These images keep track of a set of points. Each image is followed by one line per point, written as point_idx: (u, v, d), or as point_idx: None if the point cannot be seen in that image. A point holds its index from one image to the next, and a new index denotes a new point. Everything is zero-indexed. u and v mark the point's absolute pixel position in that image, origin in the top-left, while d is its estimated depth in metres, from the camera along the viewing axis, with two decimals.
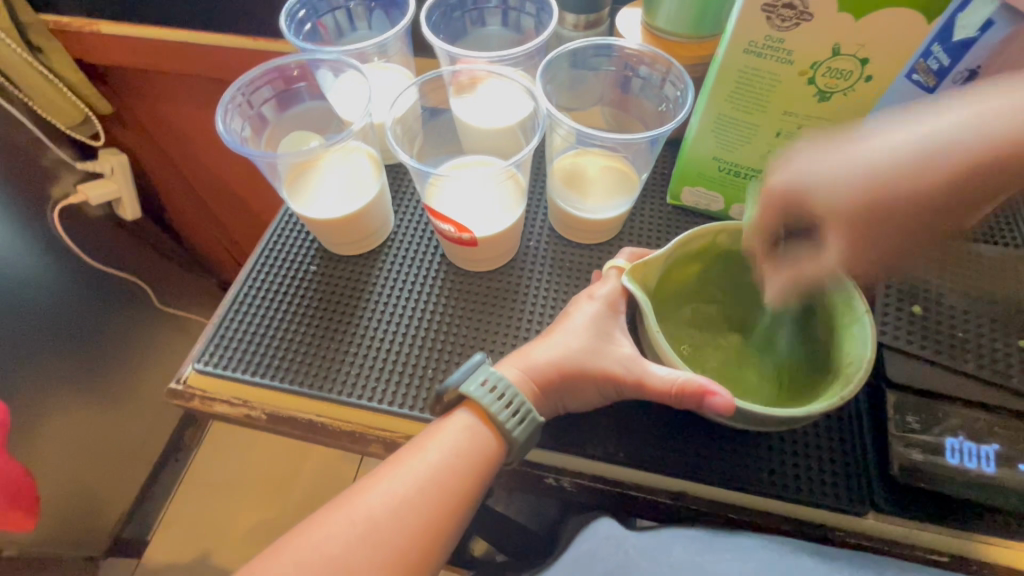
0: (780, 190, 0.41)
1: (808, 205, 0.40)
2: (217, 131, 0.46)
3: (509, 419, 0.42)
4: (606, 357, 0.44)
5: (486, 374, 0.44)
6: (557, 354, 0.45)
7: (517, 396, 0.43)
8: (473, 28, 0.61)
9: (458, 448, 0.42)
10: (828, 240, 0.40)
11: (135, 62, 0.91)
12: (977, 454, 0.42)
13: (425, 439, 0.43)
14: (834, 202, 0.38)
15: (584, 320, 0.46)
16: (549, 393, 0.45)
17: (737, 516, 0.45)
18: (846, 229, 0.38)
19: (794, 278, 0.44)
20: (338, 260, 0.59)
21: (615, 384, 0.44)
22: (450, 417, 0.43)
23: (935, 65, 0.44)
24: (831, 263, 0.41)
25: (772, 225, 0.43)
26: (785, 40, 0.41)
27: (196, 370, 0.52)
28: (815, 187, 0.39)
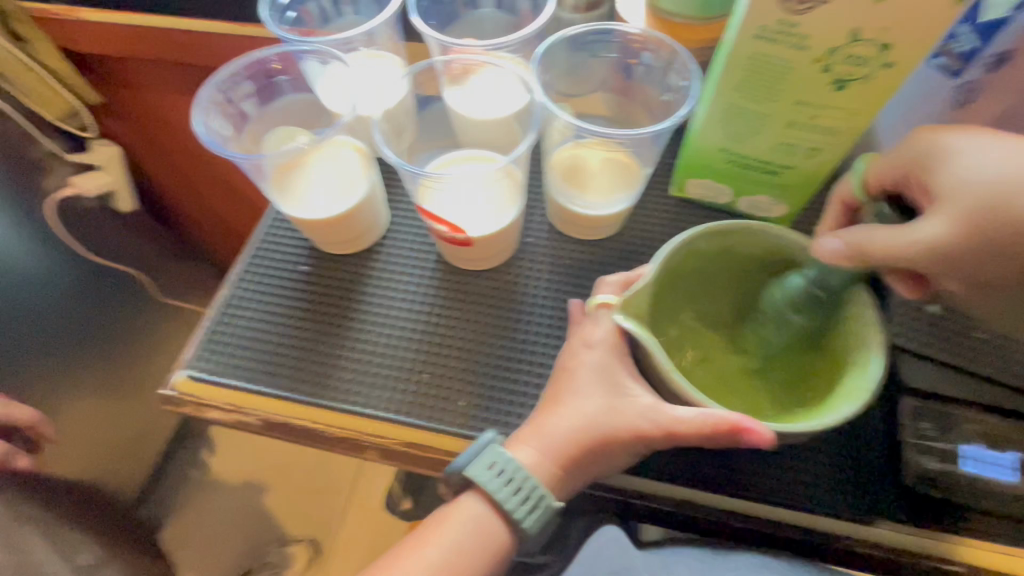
0: (924, 143, 0.36)
1: (940, 167, 0.35)
2: (196, 132, 0.44)
3: (520, 506, 0.41)
4: (626, 415, 0.41)
5: (493, 457, 0.41)
6: (571, 423, 0.42)
7: (528, 481, 0.41)
8: (466, 11, 0.57)
9: (469, 543, 0.40)
10: (931, 219, 0.34)
11: (120, 50, 0.87)
12: (996, 462, 0.40)
13: (431, 529, 0.42)
14: (965, 181, 0.34)
15: (587, 370, 0.43)
16: (574, 466, 0.42)
17: (742, 523, 0.44)
18: (961, 206, 0.33)
19: (857, 247, 0.37)
20: (331, 260, 0.57)
21: (643, 441, 0.41)
22: (460, 504, 0.42)
23: (962, 48, 0.41)
24: (921, 245, 0.34)
25: (889, 183, 0.39)
26: (800, 24, 0.38)
27: (188, 377, 0.51)
28: (964, 155, 0.34)
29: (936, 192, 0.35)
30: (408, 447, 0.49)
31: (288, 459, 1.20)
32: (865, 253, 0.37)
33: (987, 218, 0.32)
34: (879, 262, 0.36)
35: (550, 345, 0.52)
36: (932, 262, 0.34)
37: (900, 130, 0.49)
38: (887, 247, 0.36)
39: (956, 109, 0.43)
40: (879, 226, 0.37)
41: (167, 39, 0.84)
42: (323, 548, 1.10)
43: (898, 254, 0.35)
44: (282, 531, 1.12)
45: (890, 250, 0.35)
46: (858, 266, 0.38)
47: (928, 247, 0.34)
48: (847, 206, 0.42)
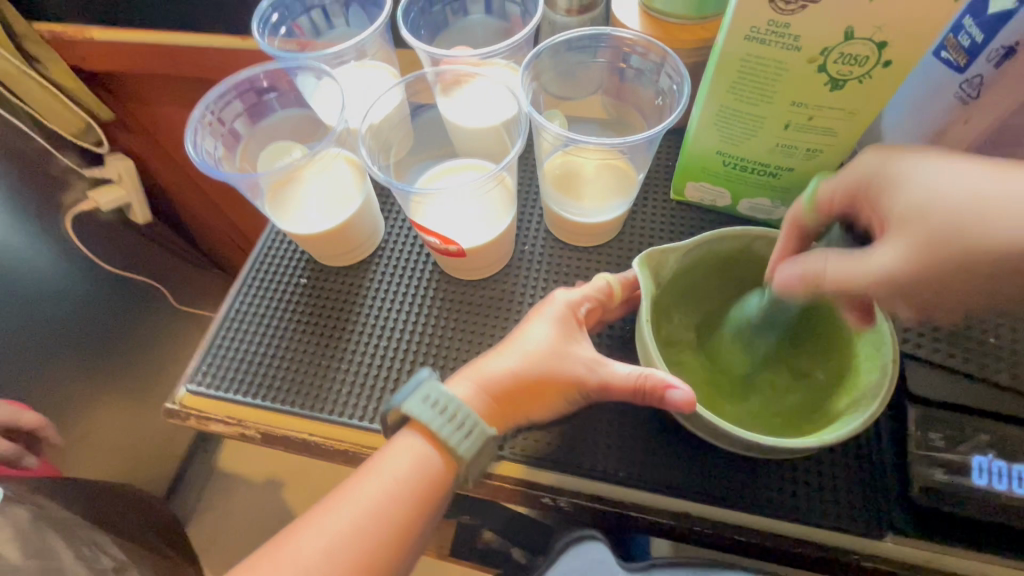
0: (878, 164, 0.34)
1: (882, 198, 0.34)
2: (188, 154, 0.45)
3: (455, 435, 0.40)
4: (568, 360, 0.44)
5: (430, 390, 0.42)
6: (516, 361, 0.43)
7: (465, 413, 0.41)
8: (455, 19, 0.57)
9: (403, 472, 0.40)
10: (884, 246, 0.32)
11: (128, 66, 0.89)
12: (1009, 474, 0.38)
13: (370, 462, 0.42)
14: (926, 205, 0.31)
15: (547, 321, 0.45)
16: (506, 409, 0.43)
17: (744, 538, 0.43)
18: (918, 238, 0.31)
19: (809, 276, 0.36)
20: (328, 271, 0.58)
21: (576, 385, 0.44)
22: (396, 439, 0.42)
23: (966, 42, 0.40)
24: (866, 276, 0.33)
25: (839, 206, 0.37)
26: (791, 24, 0.36)
27: (189, 391, 0.52)
28: (913, 185, 0.32)
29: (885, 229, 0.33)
30: None
31: (303, 461, 1.21)
32: (818, 282, 0.35)
33: (938, 253, 0.30)
34: (827, 290, 0.35)
35: None
36: (885, 289, 0.32)
37: (906, 127, 0.47)
38: (840, 276, 0.34)
39: (961, 106, 0.41)
40: (834, 250, 0.36)
41: (173, 55, 0.86)
42: None
43: (850, 283, 0.33)
44: None
45: (845, 280, 0.34)
46: (819, 290, 0.36)
47: (875, 277, 0.32)
48: (797, 230, 0.40)
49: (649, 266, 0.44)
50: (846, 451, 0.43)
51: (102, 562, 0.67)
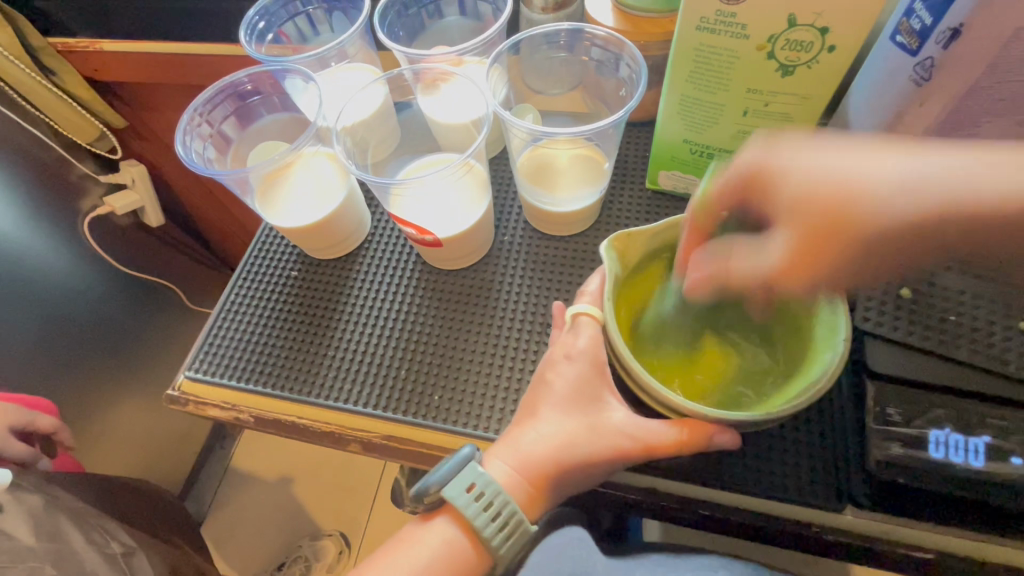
0: (760, 161, 0.35)
1: (770, 191, 0.34)
2: (177, 153, 0.48)
3: (492, 530, 0.41)
4: (602, 429, 0.42)
5: (469, 477, 0.42)
6: (551, 439, 0.42)
7: (503, 505, 0.41)
8: (432, 22, 0.60)
9: (440, 561, 0.42)
10: (777, 234, 0.34)
11: (137, 75, 0.93)
12: (965, 447, 0.39)
13: (408, 541, 0.43)
14: (802, 197, 0.32)
15: (568, 386, 0.43)
16: (550, 482, 0.42)
17: (707, 512, 0.44)
18: (798, 233, 0.33)
19: (718, 273, 0.38)
20: (318, 264, 0.61)
21: (617, 453, 0.41)
22: (432, 522, 0.43)
23: (918, 24, 0.40)
24: (765, 269, 0.34)
25: (732, 200, 0.38)
26: (737, 14, 0.38)
27: (187, 378, 0.55)
28: (793, 171, 0.33)
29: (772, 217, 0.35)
30: (388, 441, 0.51)
31: (314, 456, 1.24)
32: (724, 279, 0.38)
33: (819, 237, 0.32)
34: (733, 285, 0.38)
35: (525, 338, 0.53)
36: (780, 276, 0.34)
37: (870, 111, 0.48)
38: (738, 269, 0.37)
39: (915, 88, 0.42)
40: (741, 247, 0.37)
41: (176, 62, 0.90)
42: (351, 543, 1.14)
43: (750, 275, 0.36)
44: (314, 526, 1.17)
45: (749, 272, 0.36)
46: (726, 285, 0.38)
47: (768, 269, 0.34)
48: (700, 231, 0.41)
49: (616, 250, 0.45)
50: (808, 427, 0.45)
51: (113, 547, 0.71)
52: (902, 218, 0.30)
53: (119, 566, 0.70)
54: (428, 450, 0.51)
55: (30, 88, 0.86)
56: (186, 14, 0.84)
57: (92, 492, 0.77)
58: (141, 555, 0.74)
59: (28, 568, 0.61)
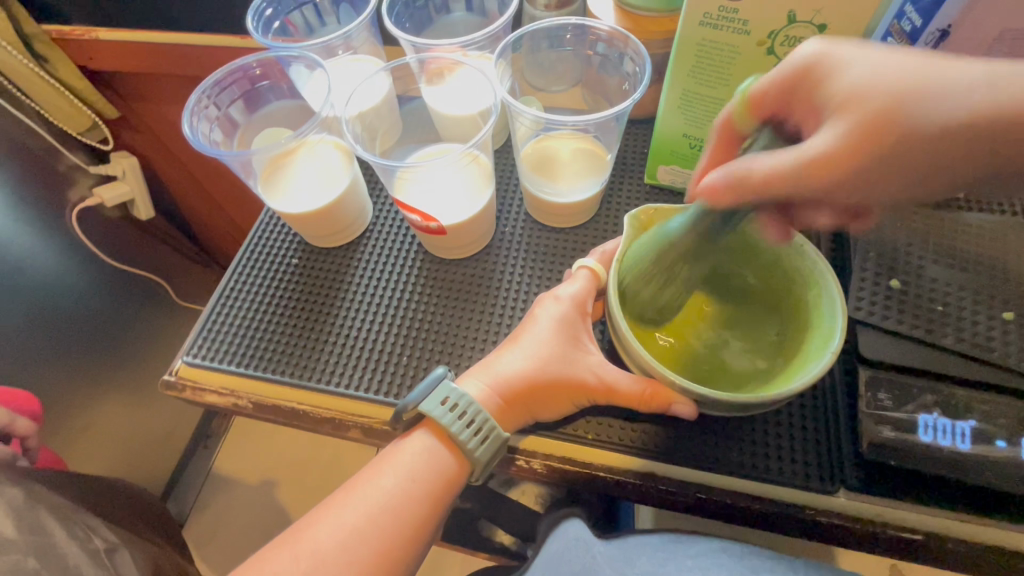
0: (817, 57, 0.36)
1: (825, 84, 0.35)
2: (184, 133, 0.48)
3: (470, 439, 0.43)
4: (577, 365, 0.45)
5: (447, 393, 0.43)
6: (526, 362, 0.44)
7: (477, 414, 0.43)
8: (438, 16, 0.61)
9: (422, 472, 0.43)
10: (812, 138, 0.34)
11: (132, 65, 0.92)
12: (952, 431, 0.41)
13: (385, 458, 0.44)
14: (861, 84, 0.33)
15: (552, 325, 0.46)
16: (515, 404, 0.44)
17: (705, 495, 0.45)
18: (858, 116, 0.33)
19: (735, 178, 0.37)
20: (318, 252, 0.61)
21: (584, 391, 0.45)
22: (413, 436, 0.44)
23: (907, 26, 0.41)
24: (793, 162, 0.34)
25: (769, 109, 0.38)
26: (739, 9, 0.40)
27: (186, 363, 0.55)
28: (850, 71, 0.34)
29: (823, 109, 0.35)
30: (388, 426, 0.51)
31: (302, 457, 1.23)
32: (740, 185, 0.36)
33: (878, 128, 0.32)
34: (751, 194, 0.36)
35: None
36: (811, 173, 0.34)
37: None
38: (759, 166, 0.35)
39: None
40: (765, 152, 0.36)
41: (168, 53, 0.89)
42: None
43: (774, 177, 0.35)
44: None
45: (768, 178, 0.35)
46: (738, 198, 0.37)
47: (803, 159, 0.34)
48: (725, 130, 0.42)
49: (640, 220, 0.47)
50: (802, 415, 0.46)
51: (94, 543, 0.69)
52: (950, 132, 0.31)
53: (102, 562, 0.69)
54: None
55: (23, 76, 0.85)
56: (186, 5, 0.83)
57: (73, 487, 0.75)
58: (123, 551, 0.72)
59: (9, 561, 0.60)
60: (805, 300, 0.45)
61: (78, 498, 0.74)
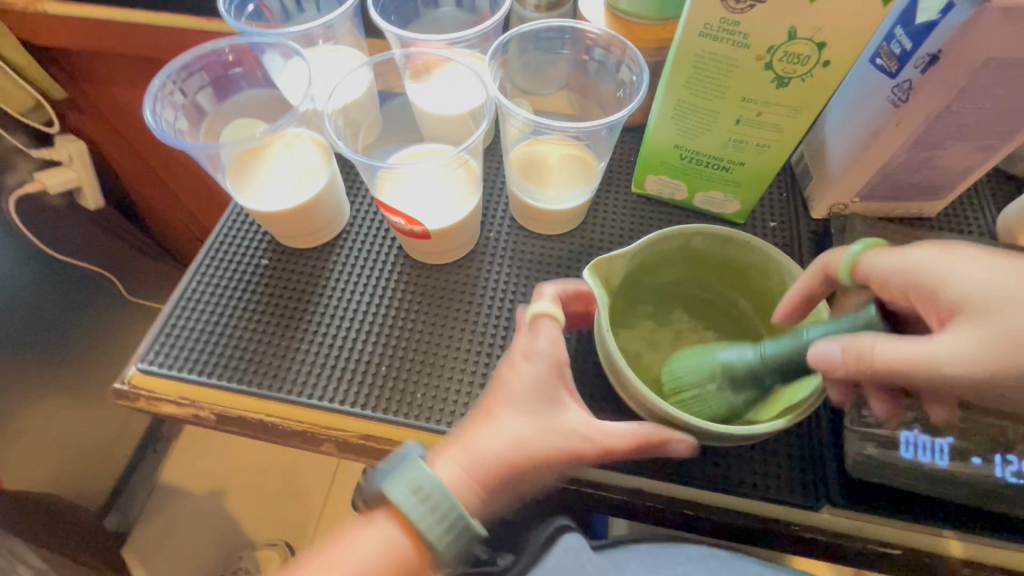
0: (926, 257, 0.36)
1: (941, 288, 0.34)
2: (145, 121, 0.44)
3: (438, 533, 0.35)
4: (563, 431, 0.39)
5: (417, 477, 0.36)
6: (504, 441, 0.37)
7: (452, 504, 0.36)
8: (426, 10, 0.58)
9: (372, 566, 0.36)
10: (944, 337, 0.33)
11: (83, 44, 0.84)
12: (931, 448, 0.42)
13: (336, 547, 0.37)
14: (982, 292, 0.33)
15: (525, 388, 0.39)
16: (495, 485, 0.37)
17: (693, 511, 0.44)
18: (984, 326, 0.32)
19: (855, 360, 0.34)
20: (290, 253, 0.57)
21: (573, 459, 0.39)
22: (370, 524, 0.37)
23: (898, 49, 0.43)
24: (924, 362, 0.32)
25: (889, 289, 0.37)
26: (740, 23, 0.39)
27: (141, 370, 0.51)
28: (966, 278, 0.34)
29: (943, 296, 0.34)
30: (364, 440, 0.49)
31: (258, 463, 1.16)
32: (864, 368, 0.34)
33: (1011, 342, 0.31)
34: (876, 377, 0.34)
35: (513, 341, 0.52)
36: (955, 374, 0.32)
37: (845, 130, 0.50)
38: (891, 357, 0.33)
39: (892, 110, 0.45)
40: (881, 334, 0.34)
41: (122, 32, 0.82)
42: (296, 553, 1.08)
43: (902, 369, 0.33)
44: (249, 537, 1.09)
45: (898, 364, 0.33)
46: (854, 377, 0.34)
47: (938, 363, 0.32)
48: (825, 276, 0.41)
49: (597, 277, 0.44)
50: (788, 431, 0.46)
51: None
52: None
53: None
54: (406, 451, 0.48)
55: None
56: None
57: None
58: None
59: None
60: (797, 353, 0.42)
61: (7, 515, 0.68)
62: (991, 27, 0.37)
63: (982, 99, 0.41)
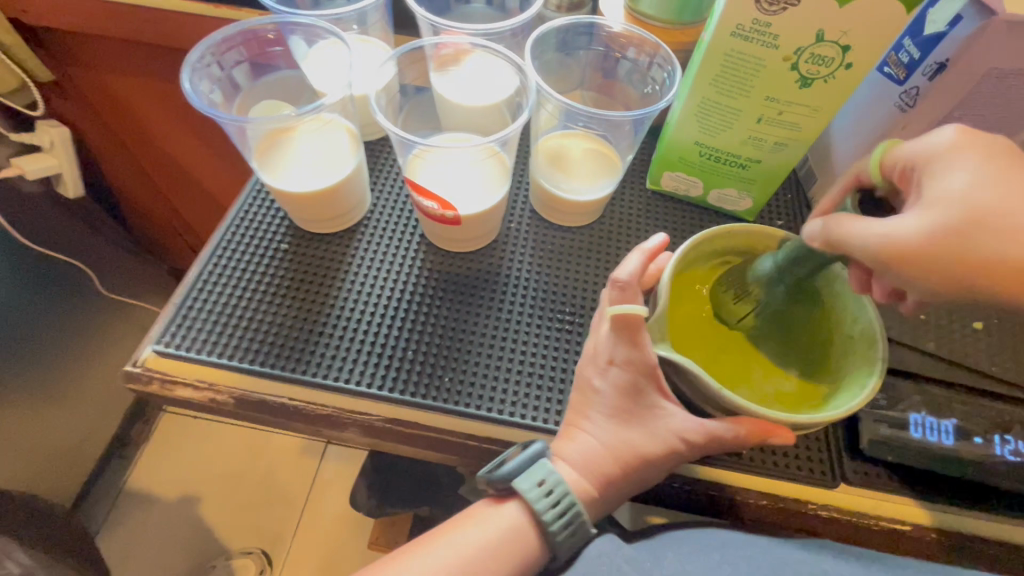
0: (921, 154, 0.35)
1: (914, 177, 0.36)
2: (183, 90, 0.44)
3: (553, 518, 0.41)
4: (658, 430, 0.42)
5: (542, 473, 0.42)
6: (604, 436, 0.43)
7: (567, 493, 0.41)
8: (457, 6, 0.60)
9: (500, 540, 0.41)
10: (913, 212, 0.34)
11: (76, 24, 0.76)
12: (938, 428, 0.45)
13: (466, 519, 0.43)
14: (953, 146, 0.34)
15: (610, 392, 0.43)
16: (613, 482, 0.43)
17: (717, 492, 0.46)
18: (939, 208, 0.33)
19: (833, 233, 0.37)
20: (311, 238, 0.57)
21: (676, 457, 0.42)
22: (501, 507, 0.43)
23: (906, 58, 0.47)
24: (880, 237, 0.34)
25: (893, 174, 0.38)
26: (772, 24, 0.42)
27: (156, 352, 0.49)
28: (930, 155, 0.35)
29: (922, 184, 0.35)
30: (390, 424, 0.48)
31: (232, 469, 1.10)
32: (840, 241, 0.37)
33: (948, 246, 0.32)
34: (845, 250, 0.37)
35: (539, 327, 0.52)
36: (890, 251, 0.34)
37: (852, 134, 0.54)
38: (858, 228, 0.35)
39: (899, 114, 0.48)
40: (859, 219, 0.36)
41: (107, 13, 0.75)
42: (274, 562, 1.01)
43: (856, 241, 0.35)
44: (224, 546, 1.03)
45: (854, 235, 0.35)
46: (827, 246, 0.38)
47: (891, 237, 0.33)
48: (858, 184, 0.42)
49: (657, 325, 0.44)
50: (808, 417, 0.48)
51: None
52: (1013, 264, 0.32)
53: None
54: (434, 435, 0.48)
55: None
56: None
57: None
58: None
59: None
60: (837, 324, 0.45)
61: None
62: (996, 38, 0.40)
63: (983, 105, 0.45)
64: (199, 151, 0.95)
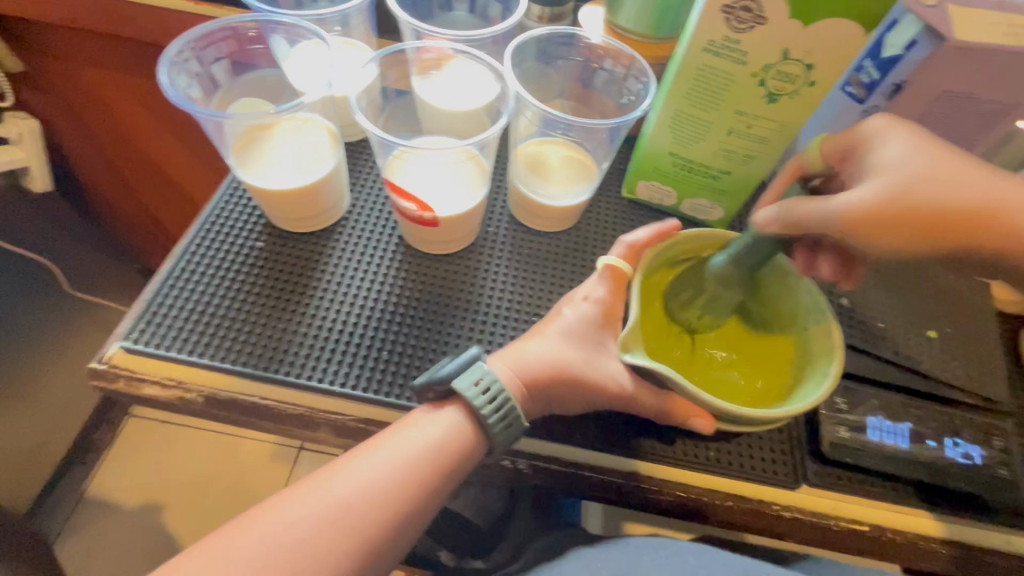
0: (860, 132, 0.40)
1: (868, 150, 0.39)
2: (160, 84, 0.44)
3: (491, 415, 0.41)
4: (598, 368, 0.45)
5: (480, 373, 0.42)
6: (548, 348, 0.45)
7: (502, 389, 0.41)
8: (440, 12, 0.61)
9: (435, 444, 0.41)
10: (863, 184, 0.38)
11: (51, 16, 0.75)
12: (894, 431, 0.47)
13: (401, 425, 0.42)
14: (903, 156, 0.37)
15: (575, 320, 0.46)
16: None
17: (684, 495, 0.46)
18: (894, 177, 0.37)
19: (791, 215, 0.39)
20: (287, 237, 0.56)
21: (604, 393, 0.44)
22: (438, 412, 0.42)
23: (867, 78, 0.49)
24: (846, 206, 0.37)
25: (835, 155, 0.42)
26: (741, 41, 0.44)
27: (123, 348, 0.48)
28: (890, 139, 0.38)
29: (864, 169, 0.39)
30: (363, 424, 0.48)
31: (201, 474, 1.07)
32: (797, 223, 0.39)
33: (908, 201, 0.36)
34: (806, 230, 0.39)
35: (514, 328, 0.53)
36: (856, 220, 0.37)
37: None
38: (826, 206, 0.38)
39: None
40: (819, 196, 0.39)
41: (88, 6, 0.73)
42: None
43: (821, 219, 0.38)
44: None
45: (822, 218, 0.38)
46: (794, 232, 0.40)
47: (856, 205, 0.37)
48: (797, 173, 0.45)
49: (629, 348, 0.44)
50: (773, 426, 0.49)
51: None
52: (950, 208, 0.36)
53: None
54: None
55: None
56: None
57: None
58: None
59: None
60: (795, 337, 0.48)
61: None
62: (947, 62, 0.42)
63: (936, 125, 0.47)
64: (169, 146, 0.93)
